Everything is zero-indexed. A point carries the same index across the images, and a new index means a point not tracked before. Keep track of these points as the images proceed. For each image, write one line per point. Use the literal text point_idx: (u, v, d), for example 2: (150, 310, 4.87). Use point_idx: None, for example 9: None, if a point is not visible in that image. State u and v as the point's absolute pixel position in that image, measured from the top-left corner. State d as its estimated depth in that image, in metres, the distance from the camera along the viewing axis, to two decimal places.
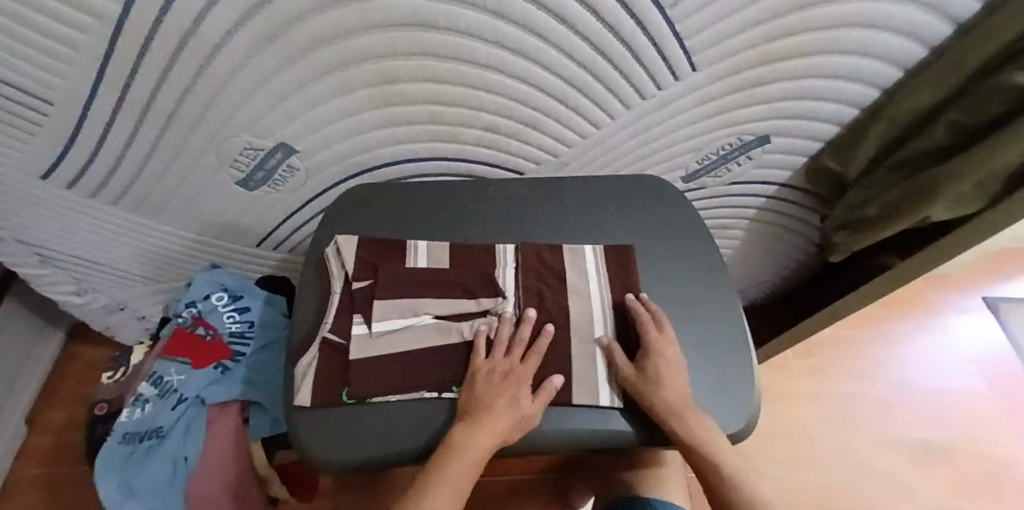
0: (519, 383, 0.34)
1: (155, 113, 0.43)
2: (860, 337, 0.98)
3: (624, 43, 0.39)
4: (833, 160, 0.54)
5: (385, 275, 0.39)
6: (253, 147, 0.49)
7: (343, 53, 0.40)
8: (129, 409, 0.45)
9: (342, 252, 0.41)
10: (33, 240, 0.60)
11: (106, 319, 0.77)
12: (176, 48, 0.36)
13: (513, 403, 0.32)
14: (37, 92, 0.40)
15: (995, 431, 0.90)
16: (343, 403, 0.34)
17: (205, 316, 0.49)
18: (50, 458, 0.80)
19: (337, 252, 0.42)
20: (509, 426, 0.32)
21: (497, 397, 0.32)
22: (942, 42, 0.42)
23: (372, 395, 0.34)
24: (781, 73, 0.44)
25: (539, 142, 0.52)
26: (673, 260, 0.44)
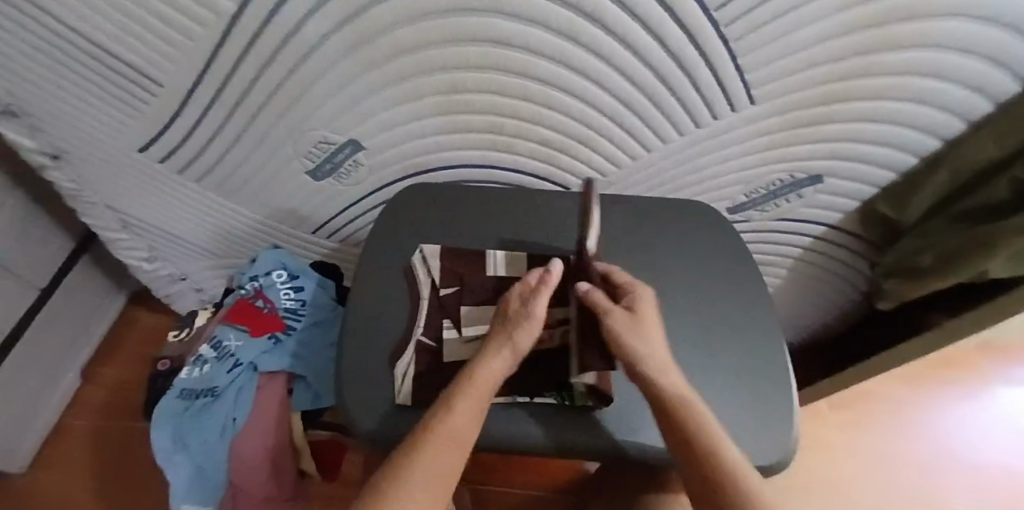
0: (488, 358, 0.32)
1: (247, 102, 0.48)
2: (907, 399, 0.93)
3: (685, 72, 0.40)
4: (888, 208, 0.54)
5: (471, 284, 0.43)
6: (326, 141, 0.53)
7: (418, 62, 0.43)
8: (190, 367, 0.50)
9: (428, 261, 0.43)
10: (121, 206, 0.67)
11: (168, 287, 0.84)
12: (276, 47, 0.41)
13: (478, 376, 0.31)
14: (152, 75, 0.46)
15: None
16: None
17: (265, 291, 0.53)
18: (99, 410, 0.87)
19: (423, 260, 0.44)
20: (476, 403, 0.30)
21: (520, 332, 0.33)
22: (1010, 97, 0.41)
23: None
24: (840, 114, 0.44)
25: (587, 158, 0.53)
26: (717, 288, 0.44)
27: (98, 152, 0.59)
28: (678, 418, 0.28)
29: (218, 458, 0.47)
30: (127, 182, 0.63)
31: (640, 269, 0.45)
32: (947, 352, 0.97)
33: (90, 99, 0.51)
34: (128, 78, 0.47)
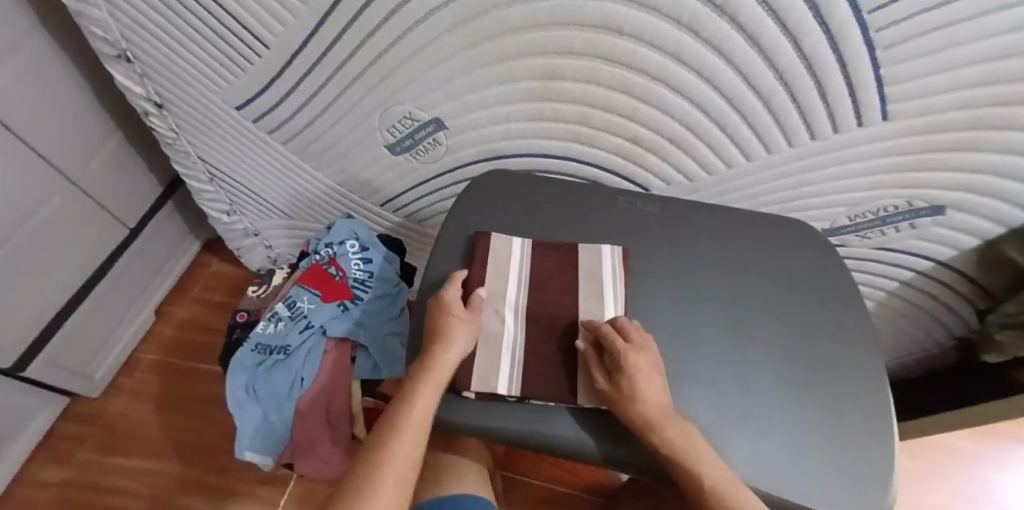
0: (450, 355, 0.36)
1: (345, 70, 0.48)
2: (987, 455, 0.82)
3: (814, 78, 0.36)
4: (1015, 249, 0.47)
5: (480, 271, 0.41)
6: (411, 117, 0.53)
7: (521, 45, 0.41)
8: (265, 323, 0.51)
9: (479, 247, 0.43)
10: (210, 159, 0.71)
11: (239, 241, 0.88)
12: (385, 16, 0.41)
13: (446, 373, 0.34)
14: (261, 34, 0.47)
15: None
16: (505, 399, 0.36)
17: (337, 258, 0.54)
18: (166, 347, 0.93)
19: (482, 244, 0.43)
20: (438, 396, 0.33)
21: (644, 373, 0.33)
22: None
23: (531, 396, 0.36)
24: (985, 142, 0.39)
25: (677, 162, 0.50)
26: (807, 317, 0.41)
27: (198, 106, 0.62)
28: (651, 439, 0.31)
29: (286, 413, 0.49)
30: (220, 138, 0.66)
31: (725, 286, 0.42)
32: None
33: (199, 53, 0.53)
34: (238, 35, 0.48)
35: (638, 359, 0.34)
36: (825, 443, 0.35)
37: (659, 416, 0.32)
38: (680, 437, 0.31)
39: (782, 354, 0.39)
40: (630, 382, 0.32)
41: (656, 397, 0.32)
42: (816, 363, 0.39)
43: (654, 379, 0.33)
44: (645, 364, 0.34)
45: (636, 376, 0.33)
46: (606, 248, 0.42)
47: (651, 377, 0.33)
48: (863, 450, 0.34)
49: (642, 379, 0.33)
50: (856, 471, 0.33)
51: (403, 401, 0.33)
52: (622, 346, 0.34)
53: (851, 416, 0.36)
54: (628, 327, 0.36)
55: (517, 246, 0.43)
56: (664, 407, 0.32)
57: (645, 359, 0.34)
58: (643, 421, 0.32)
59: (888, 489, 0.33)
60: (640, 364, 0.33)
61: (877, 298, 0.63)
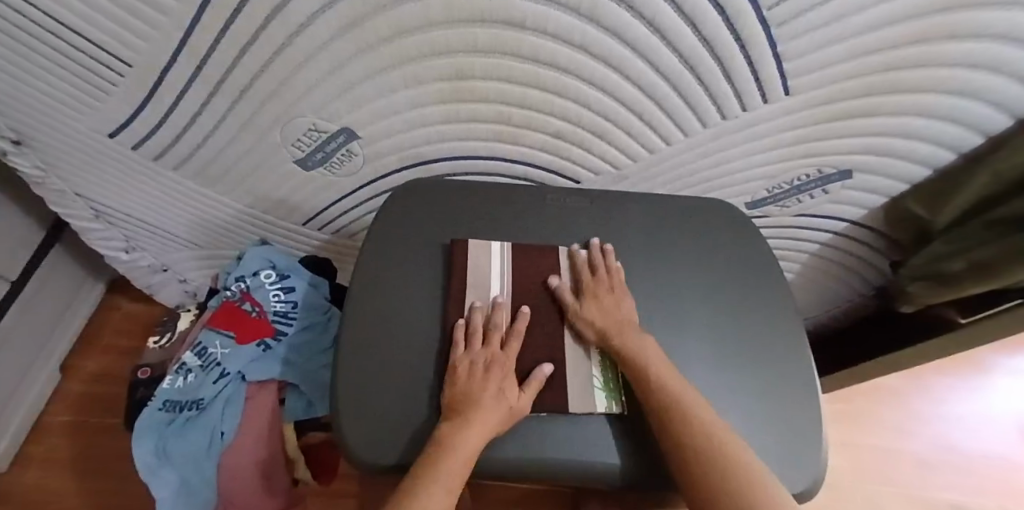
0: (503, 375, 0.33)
1: (230, 83, 0.43)
2: (906, 389, 0.90)
3: (716, 59, 0.36)
4: (922, 206, 0.51)
5: (460, 281, 0.39)
6: (317, 128, 0.49)
7: (422, 44, 0.38)
8: (172, 377, 0.47)
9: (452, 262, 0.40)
10: (92, 193, 0.62)
11: (149, 279, 0.79)
12: (260, 24, 0.36)
13: (499, 394, 0.32)
14: (118, 53, 0.41)
15: None
16: None
17: (252, 292, 0.50)
18: (80, 405, 0.82)
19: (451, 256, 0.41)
20: (500, 418, 0.31)
21: (605, 297, 0.37)
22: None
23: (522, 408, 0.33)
24: (881, 108, 0.41)
25: (601, 153, 0.49)
26: (737, 297, 0.42)
27: (64, 137, 0.53)
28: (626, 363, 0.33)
29: (206, 473, 0.44)
30: (100, 169, 0.57)
31: (659, 275, 0.42)
32: None
33: (49, 78, 0.45)
34: (90, 54, 0.41)
35: (605, 294, 0.38)
36: (763, 420, 0.35)
37: (619, 327, 0.35)
38: (641, 347, 0.34)
39: (717, 335, 0.39)
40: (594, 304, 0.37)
41: (615, 315, 0.36)
42: (749, 341, 0.39)
43: (614, 304, 0.37)
44: (605, 288, 0.38)
45: (599, 297, 0.37)
46: (583, 250, 0.41)
47: (610, 298, 0.37)
48: (797, 422, 0.35)
49: (606, 304, 0.37)
50: (794, 446, 0.34)
51: (457, 425, 0.29)
52: (589, 280, 0.38)
53: (783, 390, 0.37)
54: (601, 263, 0.40)
55: (497, 251, 0.41)
56: (625, 322, 0.36)
57: (606, 285, 0.38)
58: (601, 332, 0.35)
59: (821, 456, 0.34)
60: (609, 296, 0.37)
61: (802, 260, 0.65)
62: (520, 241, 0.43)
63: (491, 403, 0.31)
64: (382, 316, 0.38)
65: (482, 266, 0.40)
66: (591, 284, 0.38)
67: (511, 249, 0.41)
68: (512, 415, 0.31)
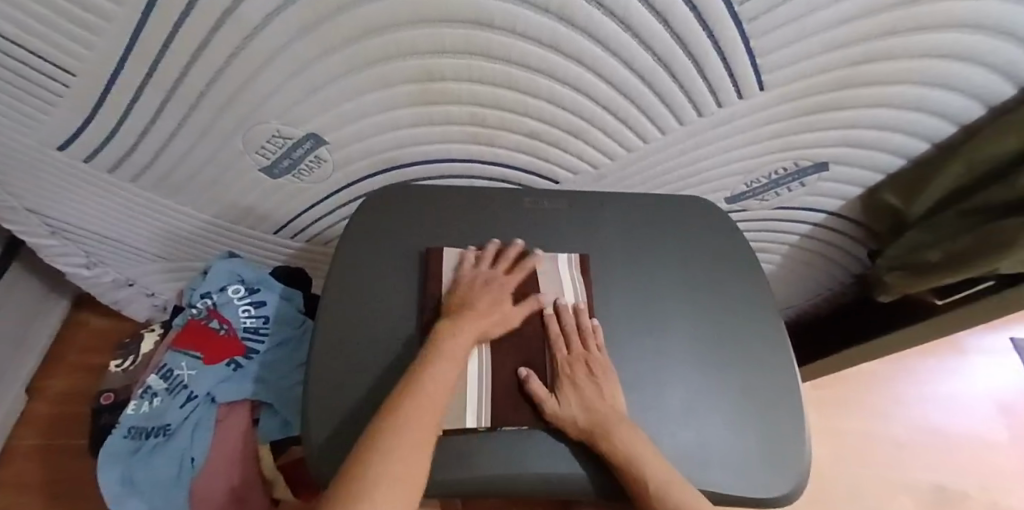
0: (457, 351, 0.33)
1: (184, 89, 0.40)
2: (884, 372, 0.92)
3: (690, 56, 0.35)
4: (896, 196, 0.51)
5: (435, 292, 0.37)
6: (282, 135, 0.46)
7: (386, 45, 0.36)
8: (137, 402, 0.45)
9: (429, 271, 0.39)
10: (45, 208, 0.58)
11: (114, 295, 0.76)
12: (212, 27, 0.33)
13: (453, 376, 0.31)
14: (59, 60, 0.38)
15: (1014, 478, 0.82)
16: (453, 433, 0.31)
17: (219, 309, 0.48)
18: (47, 429, 0.79)
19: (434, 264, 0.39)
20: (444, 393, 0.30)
21: (483, 303, 0.37)
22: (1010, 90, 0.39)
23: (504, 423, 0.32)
24: (855, 101, 0.40)
25: (578, 152, 0.48)
26: (718, 295, 0.41)
27: (8, 151, 0.50)
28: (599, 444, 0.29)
29: (176, 502, 0.42)
30: (51, 183, 0.54)
31: (639, 277, 0.41)
32: None
33: None
34: (27, 61, 0.38)
35: (474, 292, 0.37)
36: (746, 421, 0.35)
37: (602, 421, 0.30)
38: (627, 440, 0.29)
39: (700, 336, 0.39)
40: (476, 316, 0.35)
41: (597, 401, 0.32)
42: (731, 341, 0.39)
43: (595, 383, 0.33)
44: (582, 369, 0.34)
45: (481, 308, 0.36)
46: (561, 258, 0.41)
47: (590, 382, 0.33)
48: (782, 422, 0.35)
49: (487, 309, 0.36)
50: (777, 446, 0.34)
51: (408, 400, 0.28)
52: (462, 288, 0.38)
53: (765, 390, 0.37)
54: (478, 269, 0.40)
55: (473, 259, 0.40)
56: (612, 414, 0.31)
57: (582, 363, 0.34)
58: (585, 430, 0.30)
59: (803, 454, 0.34)
60: (477, 296, 0.37)
61: (781, 252, 0.65)
62: (497, 247, 0.42)
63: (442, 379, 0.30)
64: (355, 329, 0.36)
65: (460, 274, 0.38)
66: (570, 364, 0.34)
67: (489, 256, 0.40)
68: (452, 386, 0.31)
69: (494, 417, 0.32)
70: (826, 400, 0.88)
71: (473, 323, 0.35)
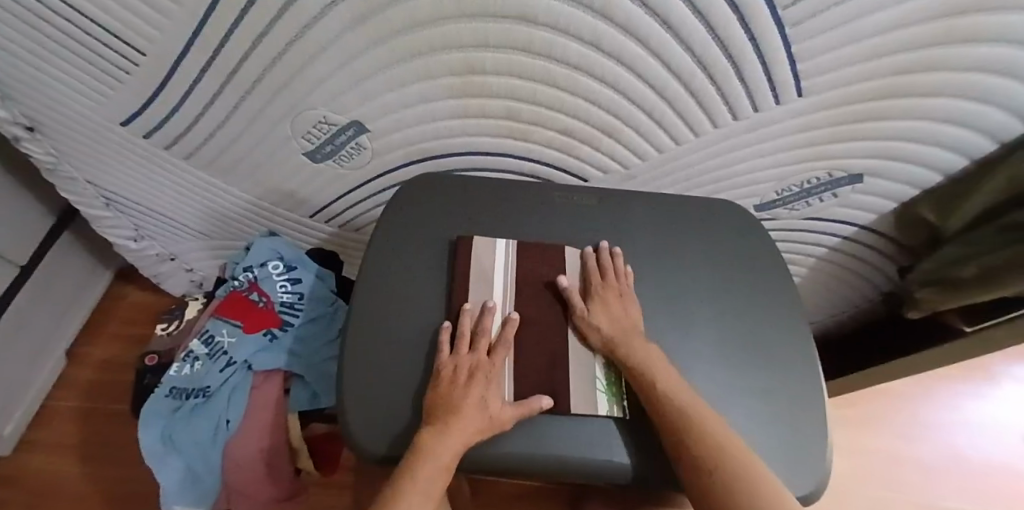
0: (486, 381, 0.33)
1: (242, 74, 0.43)
2: (909, 394, 0.90)
3: (729, 59, 0.36)
4: (931, 210, 0.50)
5: (462, 278, 0.39)
6: (327, 121, 0.49)
7: (434, 38, 0.38)
8: (179, 364, 0.47)
9: (459, 257, 0.40)
10: (102, 181, 0.62)
11: (155, 268, 0.80)
12: (275, 15, 0.36)
13: (482, 403, 0.32)
14: (133, 41, 0.41)
15: None
16: None
17: (260, 283, 0.50)
18: (86, 391, 0.83)
19: (468, 252, 0.40)
20: (478, 428, 0.30)
21: (465, 403, 0.31)
22: None
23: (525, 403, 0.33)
24: (894, 111, 0.40)
25: (610, 150, 0.49)
26: (743, 297, 0.42)
27: (76, 124, 0.53)
28: None
29: (211, 460, 0.44)
30: (110, 158, 0.58)
31: (666, 277, 0.42)
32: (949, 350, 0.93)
33: (63, 65, 0.46)
34: (104, 41, 0.42)
35: (457, 390, 0.32)
36: (768, 422, 0.35)
37: None
38: None
39: (725, 336, 0.39)
40: (462, 420, 0.30)
41: (623, 317, 0.36)
42: (755, 343, 0.39)
43: (622, 303, 0.37)
44: (612, 291, 0.38)
45: (465, 406, 0.31)
46: (589, 252, 0.41)
47: (618, 302, 0.37)
48: (804, 425, 0.35)
49: (472, 412, 0.31)
50: (798, 450, 0.34)
51: (423, 445, 0.29)
52: (444, 383, 0.32)
53: (788, 392, 0.37)
54: (457, 356, 0.34)
55: (501, 248, 0.41)
56: None
57: (613, 288, 0.38)
58: None
59: (824, 459, 0.34)
60: (460, 395, 0.32)
61: (809, 264, 0.65)
62: (526, 238, 0.43)
63: (472, 407, 0.31)
64: (386, 309, 0.38)
65: (487, 260, 0.40)
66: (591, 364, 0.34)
67: (516, 246, 0.41)
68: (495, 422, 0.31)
69: (517, 394, 0.34)
70: (848, 419, 0.86)
71: (460, 431, 0.30)
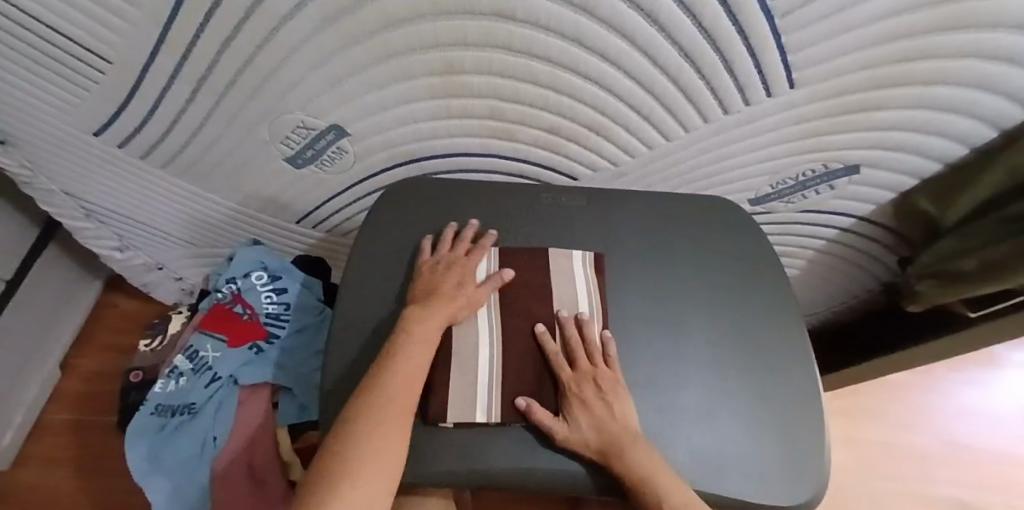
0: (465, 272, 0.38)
1: (214, 81, 0.42)
2: (909, 383, 0.89)
3: (717, 52, 0.35)
4: (930, 201, 0.49)
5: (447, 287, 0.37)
6: (306, 126, 0.47)
7: (410, 38, 0.36)
8: (164, 381, 0.46)
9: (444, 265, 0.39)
10: (81, 192, 0.61)
11: (143, 277, 0.79)
12: (240, 19, 0.34)
13: (457, 287, 0.36)
14: (97, 49, 0.39)
15: None
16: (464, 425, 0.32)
17: (243, 294, 0.49)
18: (81, 403, 0.82)
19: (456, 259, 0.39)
20: (456, 305, 0.35)
21: (446, 287, 0.36)
22: None
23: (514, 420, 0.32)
24: (889, 102, 0.39)
25: (599, 147, 0.48)
26: (737, 298, 0.41)
27: (49, 136, 0.52)
28: (614, 466, 0.29)
29: (199, 478, 0.43)
30: (87, 169, 0.56)
31: (657, 279, 0.41)
32: None
33: (28, 76, 0.44)
34: (67, 50, 0.40)
35: (438, 277, 0.37)
36: (764, 429, 0.34)
37: (615, 440, 0.30)
38: (641, 461, 0.29)
39: (720, 339, 0.38)
40: (444, 298, 0.35)
41: (609, 421, 0.31)
42: (750, 345, 0.38)
43: (606, 402, 0.32)
44: (592, 388, 0.32)
45: (445, 291, 0.36)
46: (575, 255, 0.40)
47: (601, 402, 0.32)
48: (801, 430, 0.34)
49: (449, 295, 0.35)
50: (795, 455, 0.33)
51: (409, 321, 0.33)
52: (425, 272, 0.37)
53: (784, 395, 0.36)
54: (440, 253, 0.39)
55: (486, 255, 0.40)
56: (624, 431, 0.30)
57: (592, 381, 0.33)
58: (597, 449, 0.30)
59: (822, 463, 0.33)
60: (442, 278, 0.37)
61: (806, 257, 0.64)
62: (513, 243, 0.42)
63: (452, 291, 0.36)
64: (370, 321, 0.37)
65: (472, 267, 0.38)
66: (582, 380, 0.33)
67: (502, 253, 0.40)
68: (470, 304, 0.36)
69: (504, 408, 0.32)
70: (848, 410, 0.85)
71: (443, 305, 0.35)
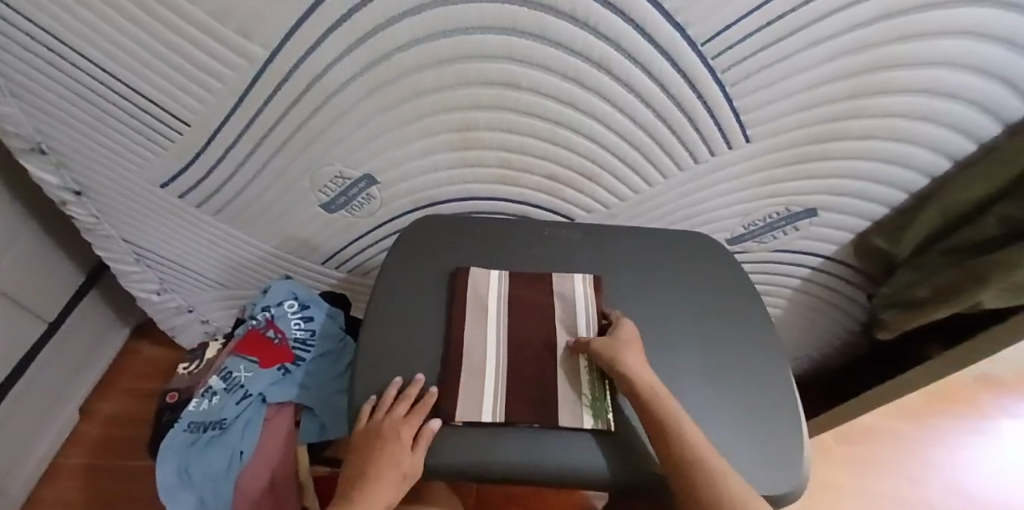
0: (399, 445, 0.33)
1: (272, 139, 0.50)
2: (912, 433, 0.89)
3: (683, 112, 0.43)
4: (882, 238, 0.56)
5: (461, 304, 0.43)
6: (342, 176, 0.55)
7: (436, 102, 0.45)
8: (198, 400, 0.51)
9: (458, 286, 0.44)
10: (135, 237, 0.68)
11: (172, 320, 0.84)
12: (303, 89, 0.43)
13: (393, 466, 0.33)
14: (181, 114, 0.49)
15: None
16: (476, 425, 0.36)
17: (276, 320, 0.55)
18: (94, 447, 0.83)
19: (468, 283, 0.45)
20: (391, 491, 0.33)
21: (377, 476, 0.33)
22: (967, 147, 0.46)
23: (519, 420, 0.36)
24: (829, 154, 0.47)
25: (592, 192, 0.55)
26: (717, 319, 0.46)
27: (121, 187, 0.60)
28: (645, 395, 0.33)
29: (223, 493, 0.47)
30: (146, 216, 0.64)
31: (646, 302, 0.46)
32: (944, 384, 0.94)
33: (118, 137, 0.53)
34: (157, 116, 0.49)
35: (371, 460, 0.34)
36: (746, 432, 0.38)
37: (649, 379, 0.35)
38: (669, 402, 0.33)
39: (704, 354, 0.43)
40: (371, 489, 0.33)
41: (643, 363, 0.36)
42: (730, 359, 0.43)
43: (641, 349, 0.38)
44: (632, 334, 0.39)
45: (373, 479, 0.33)
46: (578, 278, 0.46)
47: (637, 346, 0.38)
48: (780, 433, 0.38)
49: (380, 485, 0.33)
50: (776, 456, 0.36)
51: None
52: (357, 453, 0.35)
53: (763, 402, 0.40)
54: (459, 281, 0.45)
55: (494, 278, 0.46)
56: (654, 379, 0.35)
57: (632, 330, 0.39)
58: (633, 382, 0.34)
59: (802, 463, 0.36)
60: (371, 466, 0.34)
61: (786, 295, 0.69)
62: (519, 269, 0.48)
63: (381, 481, 0.33)
64: (392, 334, 0.42)
65: (481, 288, 0.44)
66: (624, 327, 0.40)
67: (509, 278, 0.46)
68: (405, 481, 0.33)
69: (510, 410, 0.36)
70: (850, 459, 0.85)
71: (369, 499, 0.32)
